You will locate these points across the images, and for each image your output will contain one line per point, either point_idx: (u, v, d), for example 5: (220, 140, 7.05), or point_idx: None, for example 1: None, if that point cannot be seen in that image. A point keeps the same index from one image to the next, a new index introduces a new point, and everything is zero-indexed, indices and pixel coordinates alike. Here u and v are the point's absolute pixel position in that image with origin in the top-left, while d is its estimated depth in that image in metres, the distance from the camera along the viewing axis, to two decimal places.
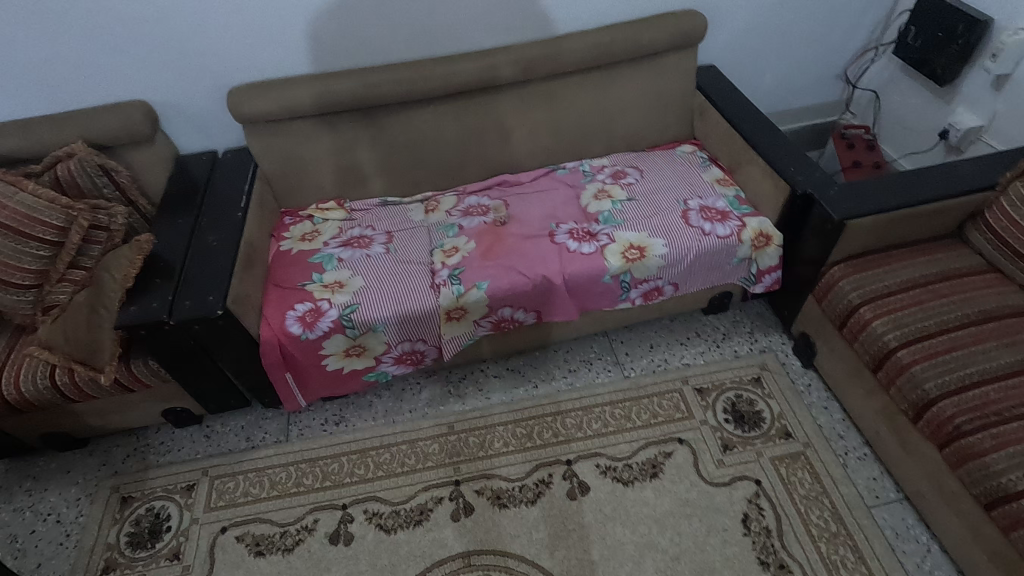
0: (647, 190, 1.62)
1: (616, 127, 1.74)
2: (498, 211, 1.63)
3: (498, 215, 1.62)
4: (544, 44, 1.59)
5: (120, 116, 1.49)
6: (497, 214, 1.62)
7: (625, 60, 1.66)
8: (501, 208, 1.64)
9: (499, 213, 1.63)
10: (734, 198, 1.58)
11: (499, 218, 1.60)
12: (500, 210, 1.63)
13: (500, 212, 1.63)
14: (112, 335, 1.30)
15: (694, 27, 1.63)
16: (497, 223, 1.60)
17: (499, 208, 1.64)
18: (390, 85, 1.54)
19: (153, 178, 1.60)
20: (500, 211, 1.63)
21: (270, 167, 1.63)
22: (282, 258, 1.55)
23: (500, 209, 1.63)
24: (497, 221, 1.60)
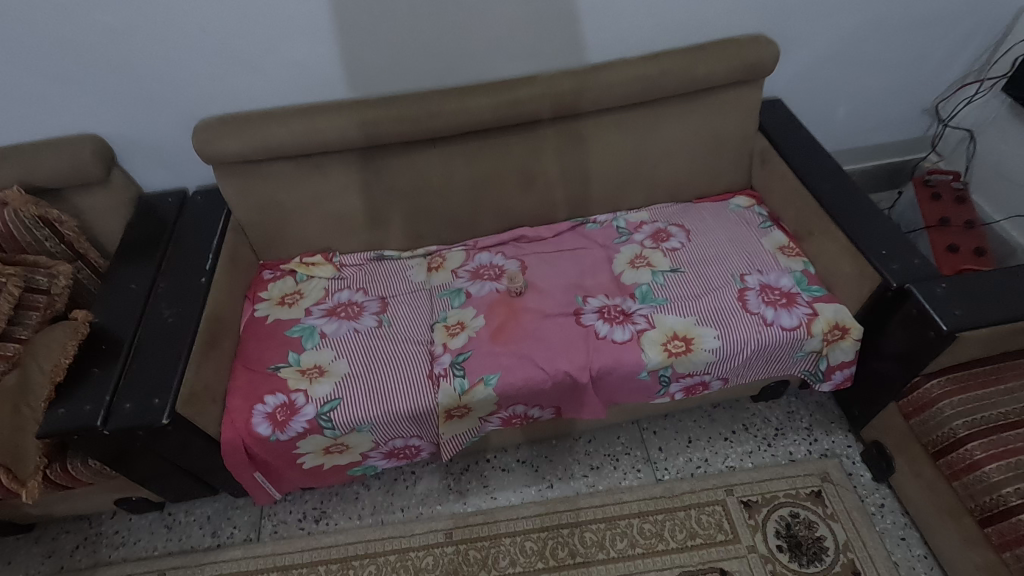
0: (695, 258, 1.34)
1: (659, 175, 1.44)
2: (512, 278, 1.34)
3: (513, 284, 1.33)
4: (577, 77, 1.30)
5: (66, 155, 1.24)
6: (512, 283, 1.33)
7: (674, 96, 1.36)
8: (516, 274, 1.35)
9: (514, 282, 1.34)
10: (802, 275, 1.29)
11: (515, 289, 1.32)
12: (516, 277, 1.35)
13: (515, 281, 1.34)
14: (39, 439, 1.04)
15: (763, 58, 1.32)
16: (513, 293, 1.32)
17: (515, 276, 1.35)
18: (388, 124, 1.27)
19: (108, 225, 1.35)
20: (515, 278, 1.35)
21: (245, 215, 1.37)
22: (255, 328, 1.30)
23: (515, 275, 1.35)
24: (513, 292, 1.32)
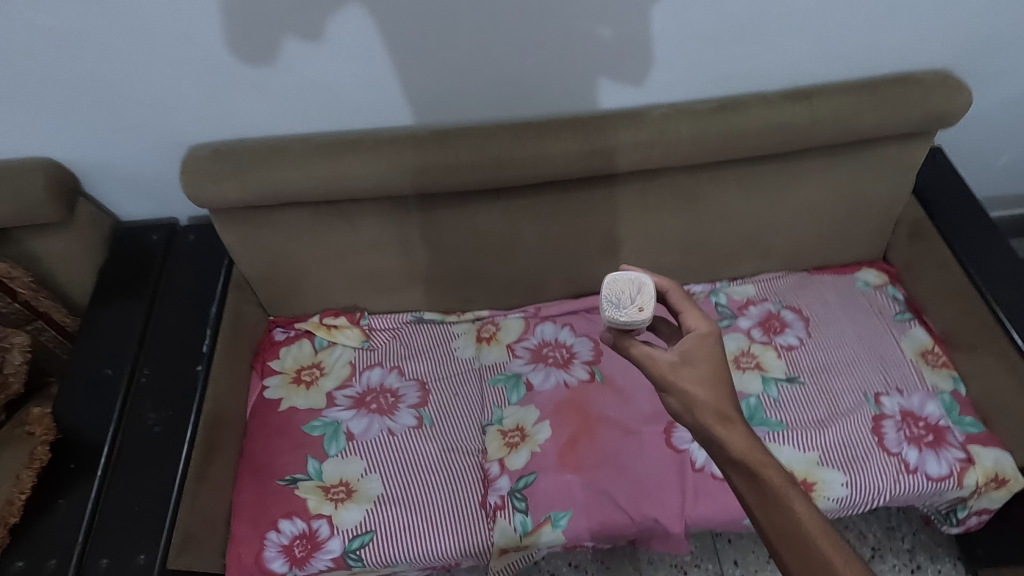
0: (818, 362, 1.07)
1: (776, 242, 1.14)
2: (634, 306, 0.65)
3: (630, 322, 0.64)
4: (699, 122, 0.95)
5: (7, 193, 0.92)
6: (626, 316, 0.64)
7: (822, 147, 1.01)
8: (637, 289, 0.66)
9: (637, 313, 0.65)
10: (952, 399, 1.03)
11: (631, 334, 0.65)
12: (642, 295, 0.65)
13: (643, 313, 0.64)
14: None
15: (956, 109, 0.96)
16: (627, 335, 0.66)
17: (638, 297, 0.65)
18: (441, 175, 0.94)
19: (76, 275, 1.06)
20: (622, 289, 0.66)
21: (251, 269, 1.07)
22: (264, 419, 1.05)
23: (632, 285, 0.66)
24: (625, 332, 0.65)
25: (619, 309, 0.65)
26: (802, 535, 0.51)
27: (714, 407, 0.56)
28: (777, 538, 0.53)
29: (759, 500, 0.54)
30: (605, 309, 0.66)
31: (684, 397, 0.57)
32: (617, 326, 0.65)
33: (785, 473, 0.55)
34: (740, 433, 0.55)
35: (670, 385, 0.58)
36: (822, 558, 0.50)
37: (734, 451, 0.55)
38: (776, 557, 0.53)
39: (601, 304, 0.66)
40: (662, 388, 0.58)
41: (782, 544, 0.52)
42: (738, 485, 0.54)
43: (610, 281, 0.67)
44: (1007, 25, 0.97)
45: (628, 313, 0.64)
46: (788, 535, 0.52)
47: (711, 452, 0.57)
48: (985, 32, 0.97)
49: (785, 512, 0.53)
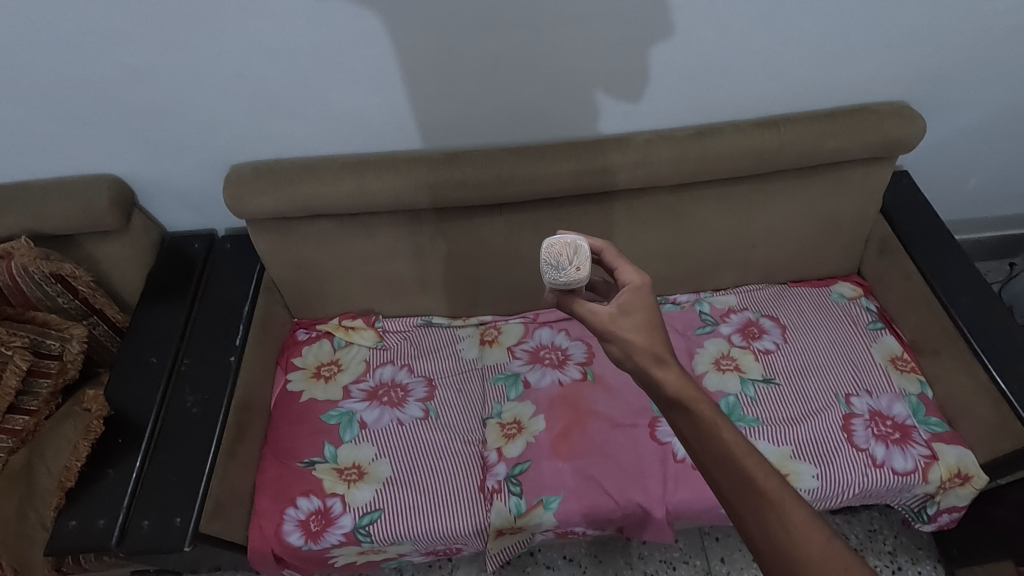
0: (793, 366, 1.17)
1: (754, 256, 1.25)
2: (571, 268, 0.71)
3: (569, 281, 0.71)
4: (677, 146, 1.07)
5: (77, 203, 1.07)
6: (566, 277, 0.71)
7: (790, 170, 1.14)
8: (573, 251, 0.72)
9: (575, 274, 0.71)
10: (918, 401, 1.12)
11: (570, 292, 0.72)
12: (578, 256, 0.72)
13: (579, 274, 0.71)
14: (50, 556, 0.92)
15: (909, 135, 1.08)
16: (569, 292, 0.72)
17: (575, 259, 0.71)
18: (449, 192, 1.07)
19: (127, 277, 1.20)
20: (561, 252, 0.72)
21: (280, 274, 1.20)
22: (287, 408, 1.17)
23: (569, 247, 0.72)
24: (567, 290, 0.72)
25: (559, 271, 0.71)
26: (729, 458, 0.56)
27: (651, 350, 0.60)
28: (707, 461, 0.57)
29: (693, 431, 0.58)
30: (547, 272, 0.72)
31: (623, 345, 0.61)
32: (559, 286, 0.72)
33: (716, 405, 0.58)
34: (674, 372, 0.59)
35: (611, 335, 0.62)
36: (746, 475, 0.55)
37: (669, 388, 0.58)
38: (707, 478, 0.58)
39: (543, 267, 0.72)
40: (603, 339, 0.62)
41: (713, 468, 0.57)
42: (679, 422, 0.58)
43: (549, 244, 0.73)
44: (959, 62, 1.08)
45: (567, 275, 0.71)
46: (717, 458, 0.56)
47: (649, 390, 0.61)
48: (935, 69, 1.09)
49: (715, 440, 0.57)
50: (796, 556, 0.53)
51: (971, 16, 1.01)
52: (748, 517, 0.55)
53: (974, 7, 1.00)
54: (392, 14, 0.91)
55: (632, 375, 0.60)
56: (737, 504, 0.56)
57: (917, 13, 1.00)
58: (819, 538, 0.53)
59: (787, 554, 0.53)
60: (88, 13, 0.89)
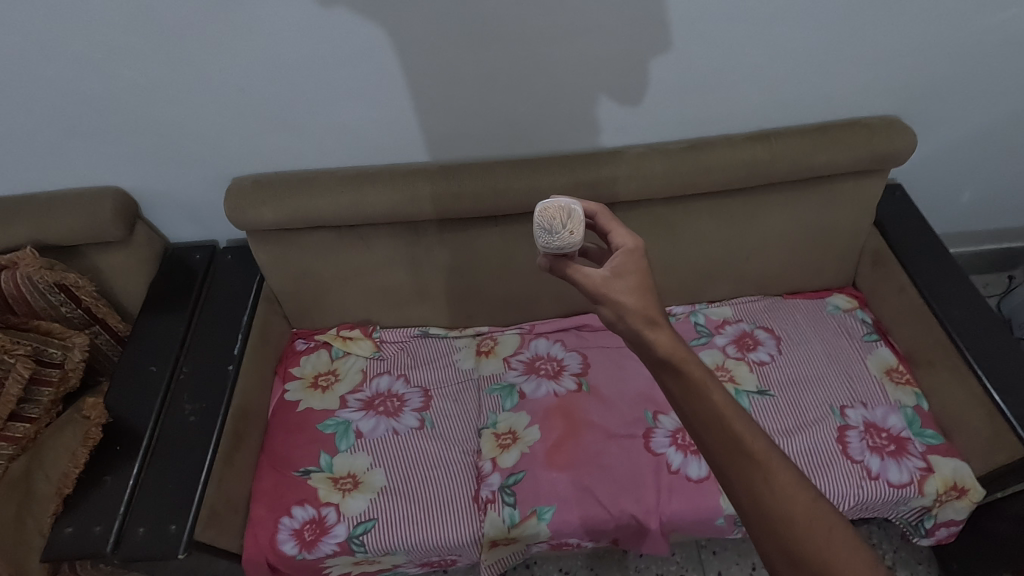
0: (787, 378, 1.17)
1: (748, 268, 1.26)
2: (564, 232, 0.72)
3: (562, 245, 0.73)
4: (670, 159, 1.09)
5: (82, 215, 1.10)
6: (559, 242, 0.72)
7: (783, 183, 1.15)
8: (565, 216, 0.73)
9: (568, 237, 0.72)
10: (914, 413, 1.11)
11: (564, 257, 0.73)
12: (572, 220, 0.73)
13: (572, 237, 0.72)
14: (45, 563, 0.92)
15: (900, 148, 1.09)
16: (562, 257, 0.73)
17: (568, 222, 0.73)
18: (445, 204, 1.09)
19: (130, 287, 1.23)
20: (554, 216, 0.74)
21: (280, 285, 1.22)
22: (284, 417, 1.18)
23: (563, 211, 0.73)
24: (560, 254, 0.73)
25: (552, 236, 0.73)
26: (718, 417, 0.58)
27: (642, 312, 0.62)
28: (695, 422, 0.60)
29: (683, 392, 0.60)
30: (540, 236, 0.73)
31: (616, 306, 0.63)
32: (553, 250, 0.73)
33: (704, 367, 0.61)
34: (666, 332, 0.61)
35: (604, 297, 0.64)
36: (734, 437, 0.57)
37: (659, 350, 0.61)
38: (695, 438, 0.60)
39: (536, 231, 0.74)
40: (596, 301, 0.64)
41: (700, 427, 0.59)
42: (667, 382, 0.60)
43: (543, 209, 0.74)
44: (948, 77, 1.10)
45: (560, 238, 0.72)
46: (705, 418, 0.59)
47: (640, 353, 0.63)
48: (924, 83, 1.10)
49: (703, 399, 0.59)
50: (780, 512, 0.56)
51: (959, 33, 1.03)
52: (733, 475, 0.58)
53: (961, 22, 1.01)
54: (388, 31, 0.94)
55: (624, 337, 0.63)
56: (722, 462, 0.59)
57: (906, 29, 1.01)
58: (803, 498, 0.56)
59: (769, 508, 0.56)
60: (95, 32, 0.91)
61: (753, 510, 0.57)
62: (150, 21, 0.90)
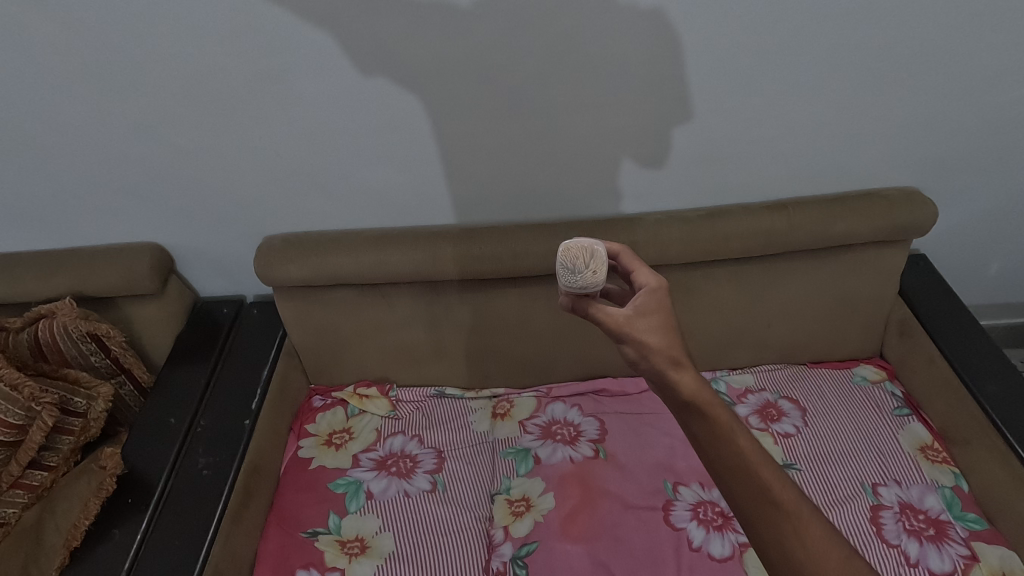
0: (814, 451, 1.13)
1: (769, 335, 1.24)
2: (587, 271, 0.72)
3: (584, 284, 0.73)
4: (688, 225, 1.11)
5: (121, 268, 1.15)
6: (581, 280, 0.73)
7: (803, 251, 1.15)
8: (590, 256, 0.73)
9: (590, 277, 0.73)
10: (953, 495, 1.05)
11: (586, 296, 0.73)
12: (595, 259, 0.73)
13: (595, 277, 0.72)
14: None
15: (920, 220, 1.09)
16: (584, 296, 0.74)
17: (591, 262, 0.73)
18: (467, 265, 1.11)
19: (158, 339, 1.26)
20: (577, 256, 0.74)
21: (301, 340, 1.24)
22: (296, 474, 1.16)
23: (586, 251, 0.73)
24: (582, 294, 0.73)
25: (574, 274, 0.73)
26: (744, 464, 0.60)
27: (667, 353, 0.63)
28: (721, 466, 0.61)
29: (709, 436, 0.61)
30: (562, 274, 0.74)
31: (639, 345, 0.64)
32: (574, 289, 0.73)
33: (729, 410, 0.62)
34: (690, 374, 0.62)
35: (627, 336, 0.64)
36: (763, 486, 0.59)
37: (685, 392, 0.62)
38: (721, 484, 0.61)
39: (559, 270, 0.74)
40: (619, 340, 0.65)
41: (727, 472, 0.60)
42: (693, 424, 0.62)
43: (566, 248, 0.75)
44: (965, 150, 1.11)
45: (583, 277, 0.73)
46: (733, 463, 0.60)
47: (665, 396, 0.64)
48: (940, 157, 1.12)
49: (729, 444, 0.60)
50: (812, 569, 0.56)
51: (973, 108, 1.05)
52: (760, 524, 0.59)
53: (974, 100, 1.04)
54: (419, 103, 1.00)
55: (649, 376, 0.64)
56: (750, 510, 0.60)
57: (918, 106, 1.04)
58: (836, 557, 0.57)
59: (799, 561, 0.57)
60: (151, 101, 0.99)
61: (782, 561, 0.58)
62: (202, 92, 0.98)
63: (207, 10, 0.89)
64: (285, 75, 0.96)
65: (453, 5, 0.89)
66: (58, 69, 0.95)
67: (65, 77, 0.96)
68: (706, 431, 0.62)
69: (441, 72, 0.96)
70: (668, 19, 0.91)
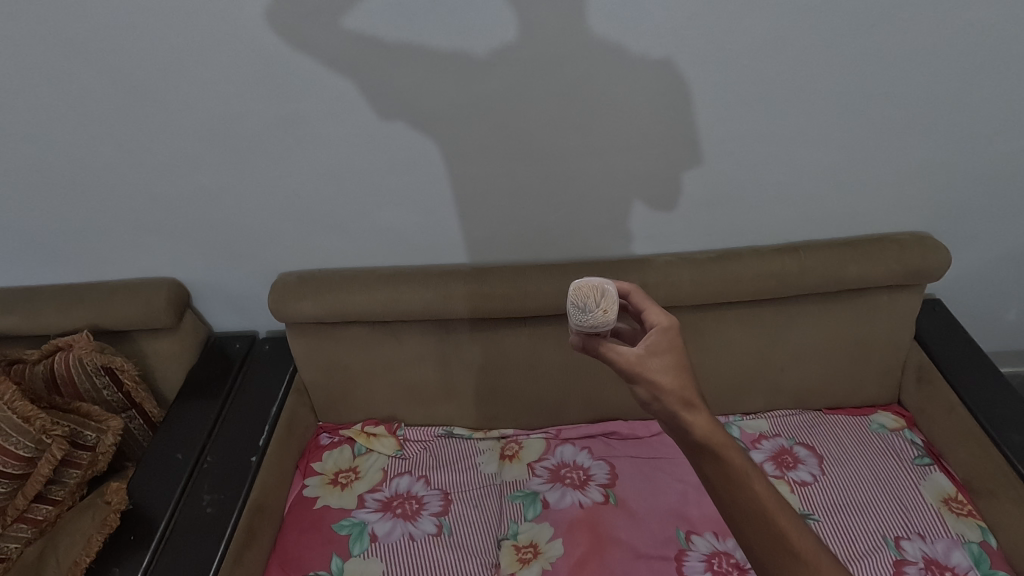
0: (832, 501, 1.09)
1: (783, 379, 1.22)
2: (597, 310, 0.73)
3: (595, 323, 0.73)
4: (699, 267, 1.11)
5: (139, 303, 1.17)
6: (591, 320, 0.73)
7: (815, 294, 1.15)
8: (600, 296, 0.73)
9: (600, 316, 0.73)
10: (980, 551, 1.00)
11: (596, 335, 0.73)
12: (605, 299, 0.74)
13: (605, 316, 0.73)
14: None
15: (933, 264, 1.09)
16: (594, 336, 0.73)
17: (601, 301, 0.73)
18: (478, 303, 1.12)
19: (170, 373, 1.27)
20: (588, 294, 0.75)
21: (311, 377, 1.24)
22: (300, 514, 1.15)
23: (596, 290, 0.74)
24: (592, 333, 0.73)
25: (584, 313, 0.73)
26: (758, 507, 0.62)
27: (679, 394, 0.63)
28: (734, 508, 0.63)
29: (724, 479, 0.63)
30: (573, 314, 0.74)
31: (651, 386, 0.64)
32: (585, 329, 0.73)
33: (741, 451, 0.64)
34: (704, 416, 0.63)
35: (639, 376, 0.65)
36: (778, 530, 0.61)
37: (699, 435, 0.63)
38: (732, 524, 0.63)
39: (569, 309, 0.74)
40: (631, 380, 0.65)
41: (741, 516, 0.62)
42: (706, 466, 0.63)
43: (577, 287, 0.76)
44: (976, 197, 1.11)
45: (593, 316, 0.73)
46: (748, 507, 0.62)
47: (677, 436, 0.65)
48: (951, 203, 1.12)
49: (744, 488, 0.62)
50: None
51: (982, 156, 1.05)
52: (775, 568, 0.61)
53: (983, 147, 1.04)
54: (434, 146, 1.03)
55: (661, 417, 0.64)
56: (763, 554, 0.61)
57: (926, 153, 1.05)
58: None
59: None
60: (176, 143, 1.03)
61: None
62: (226, 135, 1.02)
63: (233, 59, 0.93)
64: (306, 119, 1.00)
65: (469, 55, 0.92)
66: (91, 113, 1.00)
67: (97, 120, 1.00)
68: (719, 477, 0.63)
69: (456, 117, 0.99)
70: (678, 69, 0.94)
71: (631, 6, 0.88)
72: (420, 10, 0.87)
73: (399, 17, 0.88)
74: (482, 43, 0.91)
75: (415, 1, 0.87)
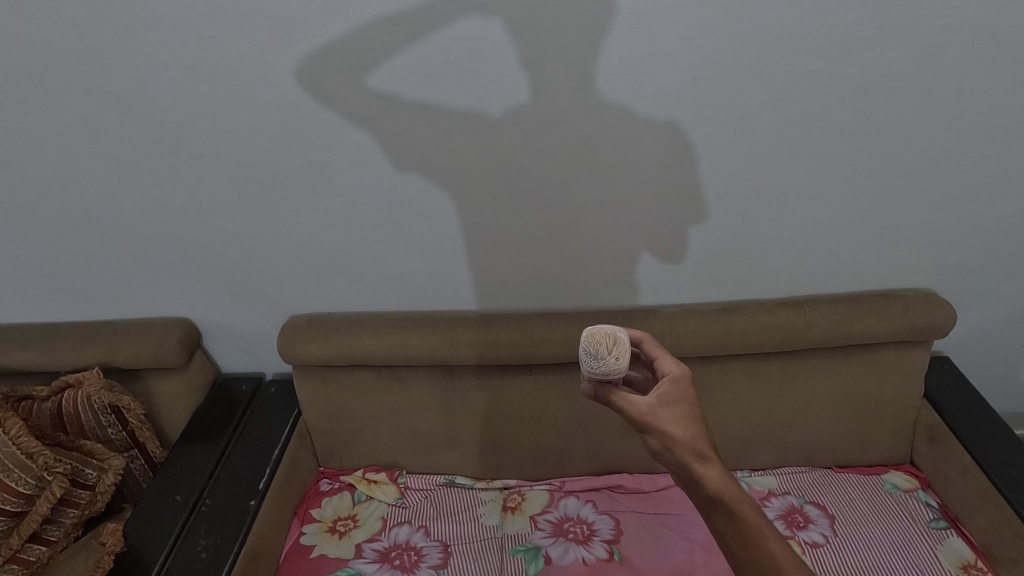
0: (846, 565, 1.05)
1: (791, 436, 1.21)
2: (610, 357, 0.72)
3: (607, 370, 0.72)
4: (703, 319, 1.12)
5: (151, 342, 1.19)
6: (603, 366, 0.72)
7: (821, 349, 1.15)
8: (612, 343, 0.73)
9: (613, 363, 0.72)
10: None
11: (608, 382, 0.72)
12: (617, 345, 0.73)
13: (617, 363, 0.72)
14: None
15: (938, 322, 1.09)
16: (606, 382, 0.73)
17: (614, 348, 0.73)
18: (484, 349, 1.13)
19: (175, 414, 1.27)
20: (601, 341, 0.74)
21: (314, 421, 1.24)
22: (295, 563, 1.11)
23: (608, 337, 0.74)
24: (604, 379, 0.73)
25: (597, 360, 0.72)
26: (775, 568, 0.61)
27: (691, 445, 0.63)
28: (746, 565, 0.63)
29: (736, 534, 0.63)
30: (585, 360, 0.73)
31: (663, 437, 0.64)
32: (596, 375, 0.73)
33: (753, 506, 0.64)
34: (716, 469, 0.63)
35: (650, 427, 0.64)
36: None
37: (712, 489, 0.63)
38: None
39: (581, 355, 0.74)
40: (643, 430, 0.65)
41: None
42: (720, 522, 0.63)
43: (590, 334, 0.75)
44: (977, 257, 1.13)
45: (605, 363, 0.72)
46: (763, 567, 0.62)
47: (690, 490, 0.65)
48: (952, 262, 1.14)
49: (758, 546, 0.62)
50: None
51: (982, 217, 1.08)
52: None
53: (982, 210, 1.07)
54: (446, 197, 1.07)
55: (674, 468, 0.64)
56: None
57: (926, 213, 1.08)
58: None
59: None
60: (202, 189, 1.08)
61: None
62: (249, 183, 1.07)
63: (260, 112, 0.99)
64: (325, 169, 1.04)
65: (483, 113, 0.97)
66: (123, 159, 1.05)
67: (126, 165, 1.06)
68: (733, 535, 0.63)
69: (469, 170, 1.04)
70: (682, 130, 0.98)
71: (635, 70, 0.92)
72: (437, 71, 0.93)
73: (417, 79, 0.94)
74: (496, 103, 0.96)
75: (432, 64, 0.92)
